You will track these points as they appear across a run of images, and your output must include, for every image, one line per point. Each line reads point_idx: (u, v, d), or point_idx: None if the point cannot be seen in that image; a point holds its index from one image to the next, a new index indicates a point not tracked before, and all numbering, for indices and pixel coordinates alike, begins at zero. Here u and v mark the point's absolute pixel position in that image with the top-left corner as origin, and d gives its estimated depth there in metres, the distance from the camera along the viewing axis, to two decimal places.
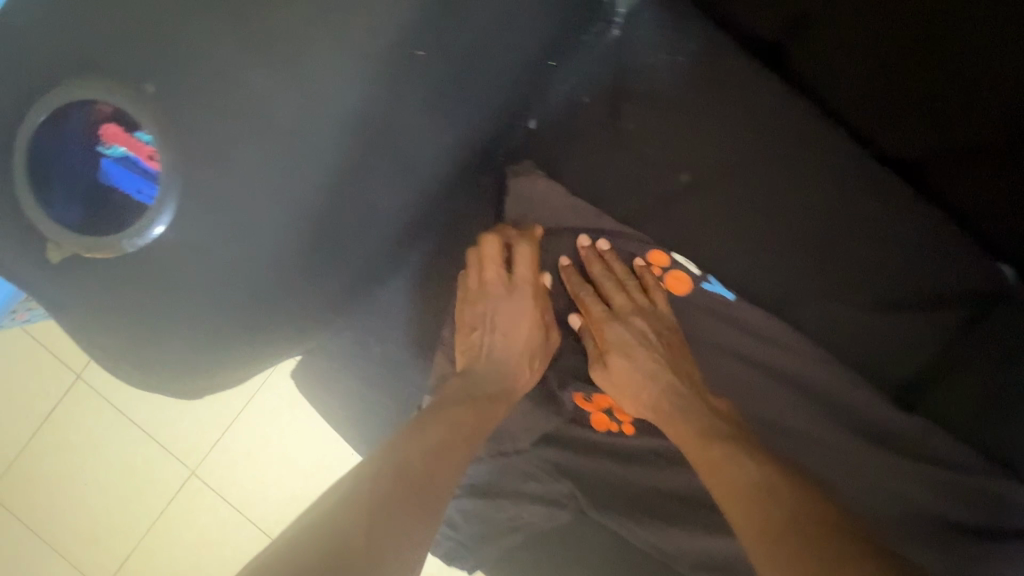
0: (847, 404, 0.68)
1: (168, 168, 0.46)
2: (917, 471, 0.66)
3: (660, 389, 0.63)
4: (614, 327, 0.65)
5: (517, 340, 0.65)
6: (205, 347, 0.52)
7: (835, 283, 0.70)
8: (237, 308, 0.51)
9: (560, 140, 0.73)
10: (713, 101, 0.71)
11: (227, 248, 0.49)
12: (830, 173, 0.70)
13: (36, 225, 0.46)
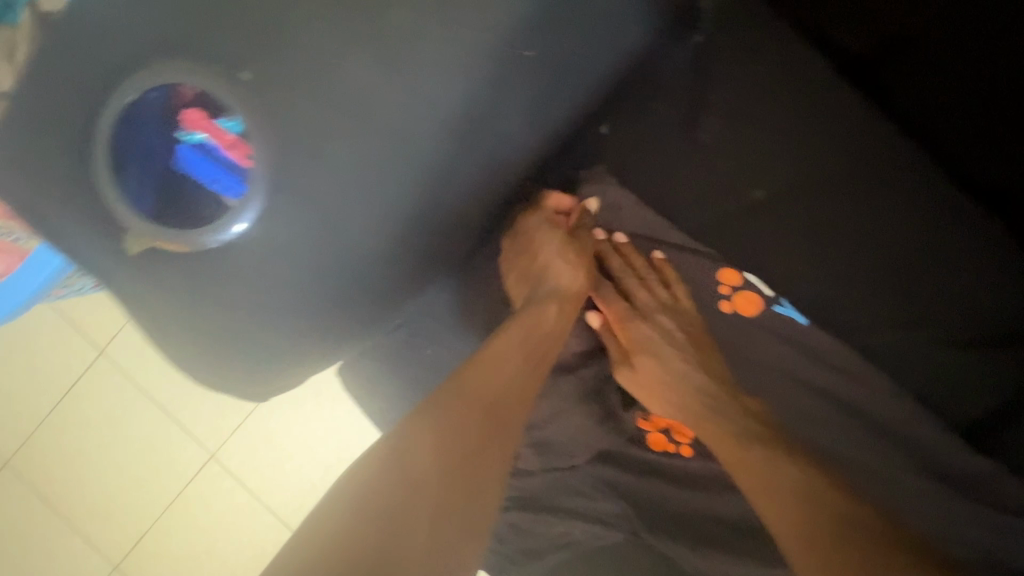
0: (919, 445, 0.64)
1: (261, 158, 0.47)
2: (995, 523, 0.62)
3: (686, 388, 0.62)
4: (638, 326, 0.64)
5: (555, 267, 0.65)
6: (273, 339, 0.52)
7: (908, 314, 0.67)
8: (307, 300, 0.52)
9: (632, 148, 0.70)
10: (796, 116, 0.68)
11: (306, 237, 0.50)
12: (909, 197, 0.66)
13: (114, 214, 0.45)
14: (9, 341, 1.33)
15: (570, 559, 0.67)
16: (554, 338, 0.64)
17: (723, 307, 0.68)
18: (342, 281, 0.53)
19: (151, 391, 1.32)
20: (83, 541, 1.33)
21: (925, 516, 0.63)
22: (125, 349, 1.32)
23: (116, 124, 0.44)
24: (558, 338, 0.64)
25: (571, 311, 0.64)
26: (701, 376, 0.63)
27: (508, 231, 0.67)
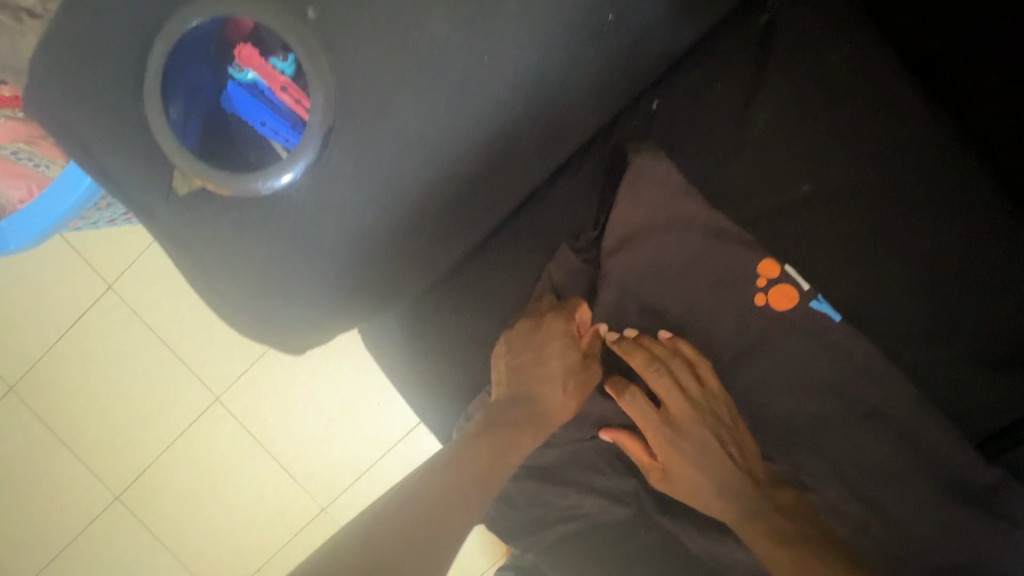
0: (925, 445, 0.66)
1: (314, 100, 0.48)
2: (984, 525, 0.65)
3: (715, 485, 0.64)
4: (666, 438, 0.64)
5: (555, 358, 0.65)
6: (307, 285, 0.52)
7: (935, 319, 0.66)
8: (351, 248, 0.53)
9: (679, 127, 0.69)
10: (851, 107, 0.67)
11: (350, 185, 0.51)
12: (951, 199, 0.65)
13: (163, 149, 0.47)
14: (20, 266, 1.32)
15: (578, 531, 0.69)
16: (570, 391, 0.65)
17: (757, 300, 0.67)
18: (386, 233, 0.54)
19: (159, 330, 1.31)
20: (85, 469, 1.36)
21: (913, 507, 0.66)
22: (135, 286, 1.31)
23: (167, 51, 0.45)
24: (565, 410, 0.66)
25: (572, 391, 0.66)
26: (731, 468, 0.64)
27: (530, 324, 0.66)
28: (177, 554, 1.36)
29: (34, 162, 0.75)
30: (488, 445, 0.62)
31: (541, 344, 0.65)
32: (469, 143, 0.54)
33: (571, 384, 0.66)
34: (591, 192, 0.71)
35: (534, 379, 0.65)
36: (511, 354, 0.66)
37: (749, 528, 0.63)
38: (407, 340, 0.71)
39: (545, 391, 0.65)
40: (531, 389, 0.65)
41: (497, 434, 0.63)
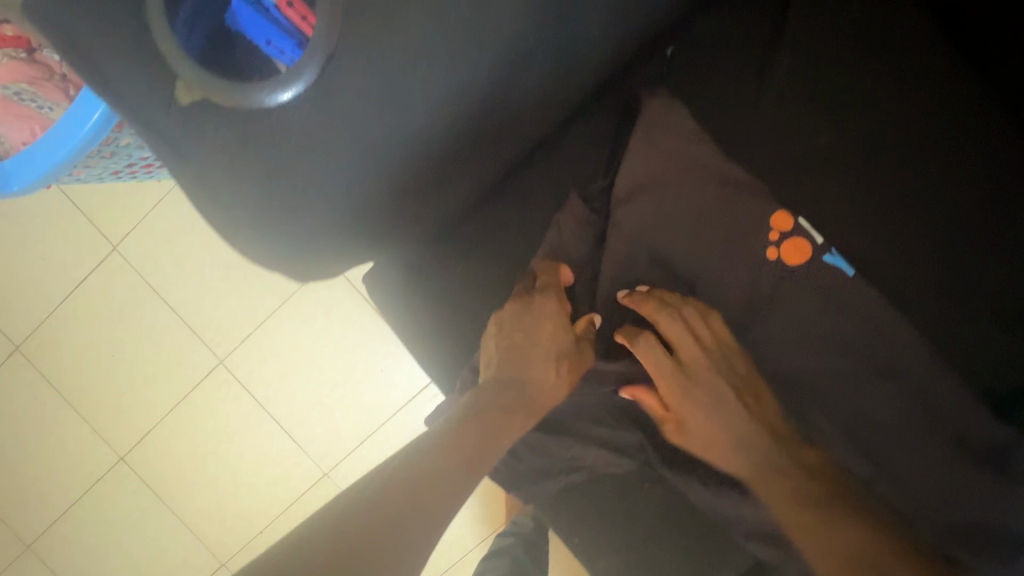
0: (939, 404, 0.64)
1: (323, 17, 0.46)
2: (1000, 490, 0.62)
3: (732, 440, 0.62)
4: (681, 385, 0.62)
5: (546, 339, 0.63)
6: (302, 212, 0.50)
7: (949, 274, 0.65)
8: (354, 179, 0.51)
9: (692, 74, 0.68)
10: (870, 54, 0.65)
11: (354, 109, 0.48)
12: (978, 155, 0.63)
13: (163, 55, 0.43)
14: (21, 226, 1.31)
15: (581, 481, 0.69)
16: (561, 373, 0.63)
17: (769, 254, 0.65)
18: (388, 164, 0.53)
19: (163, 293, 1.30)
20: (90, 429, 1.37)
21: (923, 469, 0.65)
22: (138, 248, 1.29)
23: None
24: (557, 393, 0.63)
25: (562, 374, 0.63)
26: (747, 423, 0.62)
27: (521, 301, 0.64)
28: (180, 516, 1.38)
29: (37, 103, 0.74)
30: (476, 425, 0.59)
31: (531, 322, 0.63)
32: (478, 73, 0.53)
33: (563, 365, 0.63)
34: (601, 143, 0.70)
35: (524, 360, 0.63)
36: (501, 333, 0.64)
37: (773, 489, 0.61)
38: (412, 288, 0.71)
39: (533, 373, 0.63)
40: (520, 371, 0.63)
41: (486, 416, 0.60)
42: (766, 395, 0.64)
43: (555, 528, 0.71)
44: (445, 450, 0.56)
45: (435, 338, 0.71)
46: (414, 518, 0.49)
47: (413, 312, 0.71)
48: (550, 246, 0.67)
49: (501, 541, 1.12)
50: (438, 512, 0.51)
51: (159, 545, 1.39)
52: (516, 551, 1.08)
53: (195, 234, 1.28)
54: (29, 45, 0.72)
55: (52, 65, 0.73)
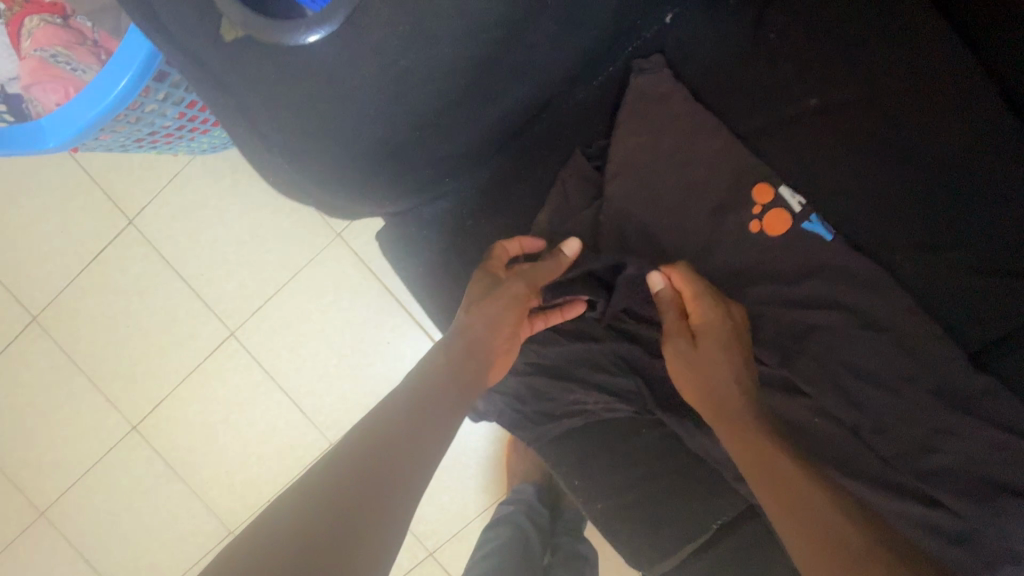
0: (932, 359, 0.66)
1: None
2: (990, 437, 0.65)
3: (728, 369, 0.63)
4: (715, 312, 0.64)
5: (472, 293, 0.66)
6: (306, 152, 0.50)
7: (932, 230, 0.68)
8: (365, 119, 0.51)
9: (690, 43, 0.74)
10: (858, 24, 0.69)
11: (368, 54, 0.49)
12: (956, 118, 0.66)
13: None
14: (41, 198, 1.34)
15: (582, 425, 0.74)
16: (482, 312, 0.64)
17: (752, 227, 0.69)
18: (395, 104, 0.52)
19: (178, 266, 1.33)
20: (104, 398, 1.40)
21: (911, 419, 0.67)
22: (155, 221, 1.32)
23: None
24: (489, 330, 0.64)
25: (488, 316, 0.64)
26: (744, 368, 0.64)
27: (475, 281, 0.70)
28: (190, 484, 1.41)
29: (71, 66, 0.78)
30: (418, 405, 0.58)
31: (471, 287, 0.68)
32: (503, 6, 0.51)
33: (481, 307, 0.64)
34: (605, 108, 0.75)
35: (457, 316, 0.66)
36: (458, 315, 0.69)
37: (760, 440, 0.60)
38: (426, 242, 0.75)
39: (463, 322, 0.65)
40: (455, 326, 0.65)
41: (437, 376, 0.61)
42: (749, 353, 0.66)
43: (557, 470, 0.75)
44: (387, 433, 0.54)
45: (447, 289, 0.76)
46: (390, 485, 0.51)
47: (428, 265, 0.76)
48: (554, 203, 0.73)
49: (503, 507, 1.15)
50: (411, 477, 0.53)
51: (168, 513, 1.43)
52: (517, 516, 1.10)
53: (210, 208, 1.31)
54: (65, 13, 0.80)
55: (84, 30, 0.80)
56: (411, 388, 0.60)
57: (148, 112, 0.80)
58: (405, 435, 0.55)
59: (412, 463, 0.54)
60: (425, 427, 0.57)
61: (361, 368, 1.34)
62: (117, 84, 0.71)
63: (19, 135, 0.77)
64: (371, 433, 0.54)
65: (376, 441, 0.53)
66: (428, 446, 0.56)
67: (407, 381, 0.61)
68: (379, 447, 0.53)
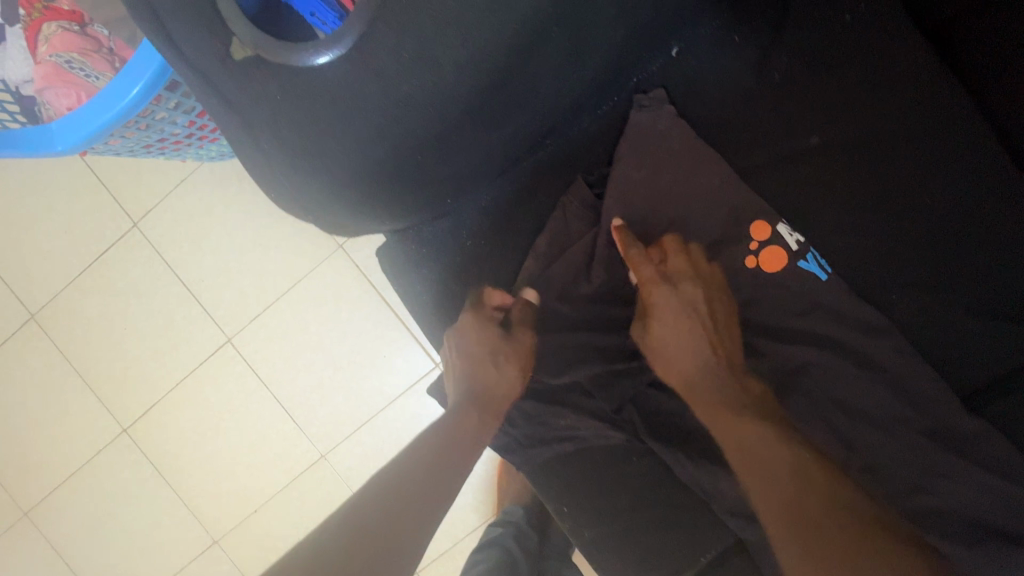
0: (926, 401, 0.66)
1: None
2: (986, 484, 0.64)
3: (686, 345, 0.66)
4: (663, 290, 0.66)
5: (490, 339, 0.70)
6: (306, 172, 0.51)
7: (930, 272, 0.68)
8: (368, 144, 0.51)
9: (694, 77, 0.75)
10: (863, 63, 0.69)
11: (375, 82, 0.49)
12: (956, 161, 0.67)
13: (227, 21, 0.46)
14: (49, 198, 1.36)
15: (572, 451, 0.74)
16: (516, 366, 0.70)
17: (748, 262, 0.70)
18: (398, 130, 0.52)
19: (179, 270, 1.34)
20: (96, 399, 1.40)
21: (905, 461, 0.66)
22: (159, 225, 1.33)
23: None
24: (513, 384, 0.71)
25: (523, 366, 0.71)
26: (713, 353, 0.66)
27: (481, 315, 0.72)
28: (177, 491, 1.40)
29: (85, 72, 0.80)
30: (431, 463, 0.62)
31: (484, 326, 0.71)
32: (513, 41, 0.52)
33: (509, 362, 0.70)
34: (607, 137, 0.76)
35: (481, 366, 0.70)
36: (467, 361, 0.71)
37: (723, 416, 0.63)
38: (425, 260, 0.76)
39: (495, 369, 0.70)
40: (478, 373, 0.70)
41: (461, 419, 0.68)
42: (729, 327, 0.68)
43: (545, 495, 0.74)
44: (410, 474, 0.60)
45: (445, 307, 0.77)
46: (419, 509, 0.57)
47: (426, 282, 0.76)
48: (552, 228, 0.74)
49: (491, 530, 1.13)
50: (435, 509, 0.58)
51: (152, 519, 1.41)
52: (507, 541, 1.07)
53: (214, 215, 1.32)
54: (82, 21, 0.81)
55: (100, 38, 0.82)
56: (427, 442, 0.65)
57: (157, 119, 0.82)
58: (423, 488, 0.59)
59: (431, 507, 0.58)
60: (449, 464, 0.64)
61: (357, 380, 1.34)
62: (129, 91, 0.72)
63: (22, 137, 0.78)
64: (403, 468, 0.61)
65: (405, 473, 0.60)
66: (450, 480, 0.63)
67: (429, 431, 0.67)
68: (407, 479, 0.59)
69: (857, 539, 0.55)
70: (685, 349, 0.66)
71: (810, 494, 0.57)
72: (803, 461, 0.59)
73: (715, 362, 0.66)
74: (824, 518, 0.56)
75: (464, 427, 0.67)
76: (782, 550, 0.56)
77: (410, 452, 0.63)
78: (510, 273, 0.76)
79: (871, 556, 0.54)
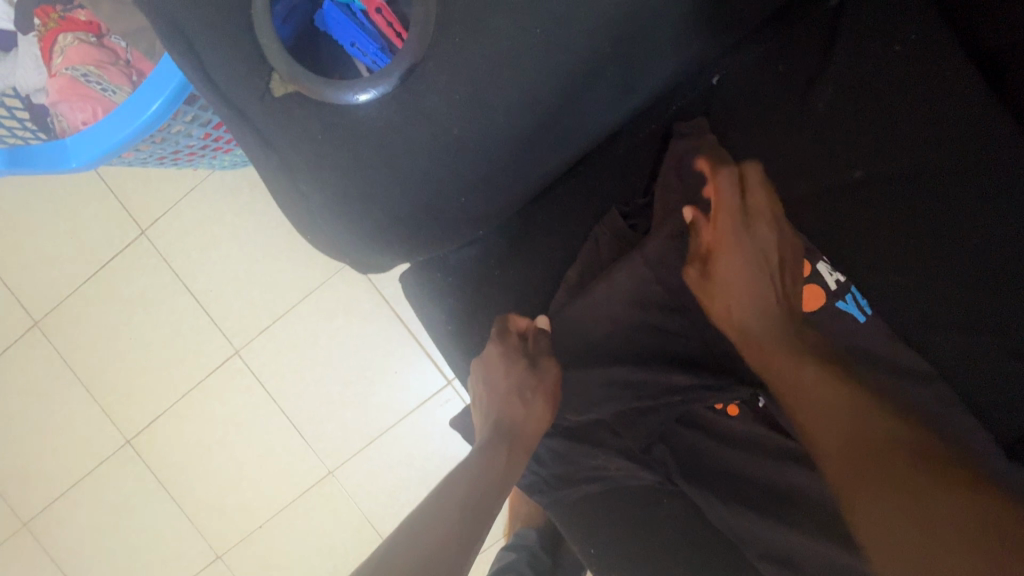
0: (973, 451, 0.63)
1: (419, 42, 0.47)
2: None
3: (752, 290, 0.65)
4: (739, 229, 0.65)
5: (514, 373, 0.69)
6: (343, 212, 0.48)
7: (974, 315, 0.65)
8: (409, 184, 0.49)
9: (736, 107, 0.73)
10: (908, 99, 0.67)
11: (420, 124, 0.48)
12: (1006, 206, 0.64)
13: (268, 58, 0.45)
14: (56, 204, 1.33)
15: (601, 491, 0.72)
16: (539, 401, 0.69)
17: None
18: (435, 165, 0.49)
19: (188, 280, 1.31)
20: (99, 409, 1.37)
21: None
22: (168, 233, 1.30)
23: None
24: (539, 421, 0.69)
25: (548, 402, 0.69)
26: (777, 299, 0.65)
27: (502, 349, 0.70)
28: (181, 504, 1.37)
29: (102, 86, 0.77)
30: (466, 499, 0.61)
31: (506, 358, 0.70)
32: (557, 75, 0.50)
33: (534, 397, 0.69)
34: (642, 166, 0.74)
35: (505, 401, 0.69)
36: (494, 398, 0.70)
37: (785, 357, 0.62)
38: (451, 288, 0.74)
39: (520, 403, 0.69)
40: (504, 409, 0.69)
41: (487, 457, 0.65)
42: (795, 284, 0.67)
43: (570, 535, 0.72)
44: (439, 517, 0.58)
45: (471, 337, 0.75)
46: (451, 551, 0.54)
47: (454, 312, 0.75)
48: (584, 259, 0.72)
49: (504, 554, 1.10)
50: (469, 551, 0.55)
51: (155, 532, 1.38)
52: (521, 566, 1.04)
53: (225, 224, 1.29)
54: (100, 32, 0.79)
55: (117, 50, 0.79)
56: (456, 484, 0.63)
57: (174, 133, 0.79)
58: (456, 522, 0.57)
59: (464, 547, 0.55)
60: (479, 506, 0.61)
61: (368, 396, 1.31)
62: (148, 108, 0.70)
63: (39, 155, 0.75)
64: (432, 512, 0.59)
65: (434, 517, 0.58)
66: (480, 521, 0.60)
67: (458, 472, 0.65)
68: (435, 521, 0.57)
69: (922, 464, 0.53)
70: (750, 296, 0.65)
71: (868, 426, 0.57)
72: (863, 398, 0.59)
73: (779, 310, 0.65)
74: (879, 446, 0.56)
75: (490, 464, 0.65)
76: (838, 474, 0.57)
77: (438, 496, 0.61)
78: (539, 305, 0.74)
79: (934, 479, 0.51)
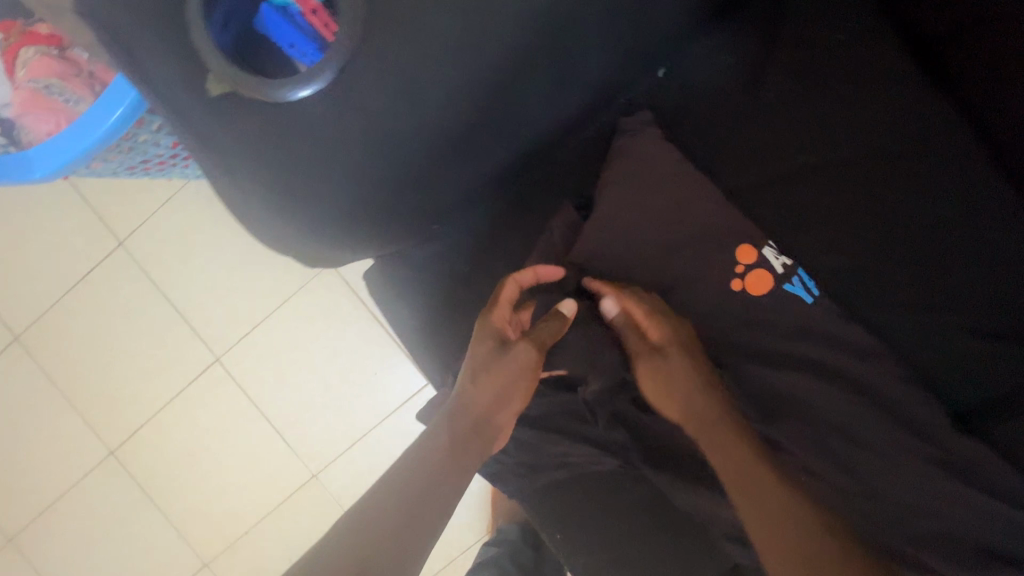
0: (917, 420, 0.66)
1: (351, 39, 0.48)
2: (983, 506, 0.63)
3: (700, 376, 0.63)
4: (668, 325, 0.65)
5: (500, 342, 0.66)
6: (294, 211, 0.51)
7: (922, 292, 0.67)
8: (354, 178, 0.52)
9: (682, 101, 0.76)
10: (848, 86, 0.69)
11: (356, 119, 0.50)
12: (946, 187, 0.67)
13: (203, 58, 0.47)
14: (33, 219, 1.33)
15: (567, 477, 0.73)
16: (512, 384, 0.66)
17: (734, 285, 0.69)
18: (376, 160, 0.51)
19: (167, 289, 1.32)
20: (82, 423, 1.37)
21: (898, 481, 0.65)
22: (145, 244, 1.31)
23: None
24: (506, 405, 0.67)
25: (520, 385, 0.66)
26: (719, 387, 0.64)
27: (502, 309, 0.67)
28: (167, 514, 1.37)
29: (65, 98, 0.78)
30: (425, 477, 0.63)
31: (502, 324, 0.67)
32: (490, 68, 0.52)
33: (511, 379, 0.66)
34: (596, 159, 0.77)
35: (485, 370, 0.66)
36: (473, 362, 0.66)
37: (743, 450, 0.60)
38: (414, 284, 0.76)
39: (496, 382, 0.65)
40: (479, 379, 0.66)
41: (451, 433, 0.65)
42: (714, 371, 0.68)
43: (538, 522, 0.73)
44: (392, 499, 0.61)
45: (435, 332, 0.76)
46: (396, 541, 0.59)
47: (418, 307, 0.77)
48: (540, 250, 0.74)
49: (486, 549, 1.11)
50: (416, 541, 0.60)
51: (142, 543, 1.38)
52: (502, 561, 1.05)
53: (201, 233, 1.30)
54: (62, 45, 0.79)
55: (80, 61, 0.80)
56: (418, 459, 0.64)
57: (140, 142, 0.79)
58: (405, 507, 0.61)
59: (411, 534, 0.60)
60: (434, 485, 0.63)
61: (348, 399, 1.32)
62: (113, 115, 0.71)
63: (11, 164, 0.76)
64: (388, 492, 0.62)
65: (388, 497, 0.61)
66: (436, 499, 0.63)
67: (423, 440, 0.66)
68: (385, 507, 0.60)
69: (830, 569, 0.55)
70: (701, 379, 0.63)
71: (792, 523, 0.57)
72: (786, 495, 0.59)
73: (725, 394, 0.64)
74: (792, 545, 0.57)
75: (456, 441, 0.65)
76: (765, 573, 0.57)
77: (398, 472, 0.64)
78: None
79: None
